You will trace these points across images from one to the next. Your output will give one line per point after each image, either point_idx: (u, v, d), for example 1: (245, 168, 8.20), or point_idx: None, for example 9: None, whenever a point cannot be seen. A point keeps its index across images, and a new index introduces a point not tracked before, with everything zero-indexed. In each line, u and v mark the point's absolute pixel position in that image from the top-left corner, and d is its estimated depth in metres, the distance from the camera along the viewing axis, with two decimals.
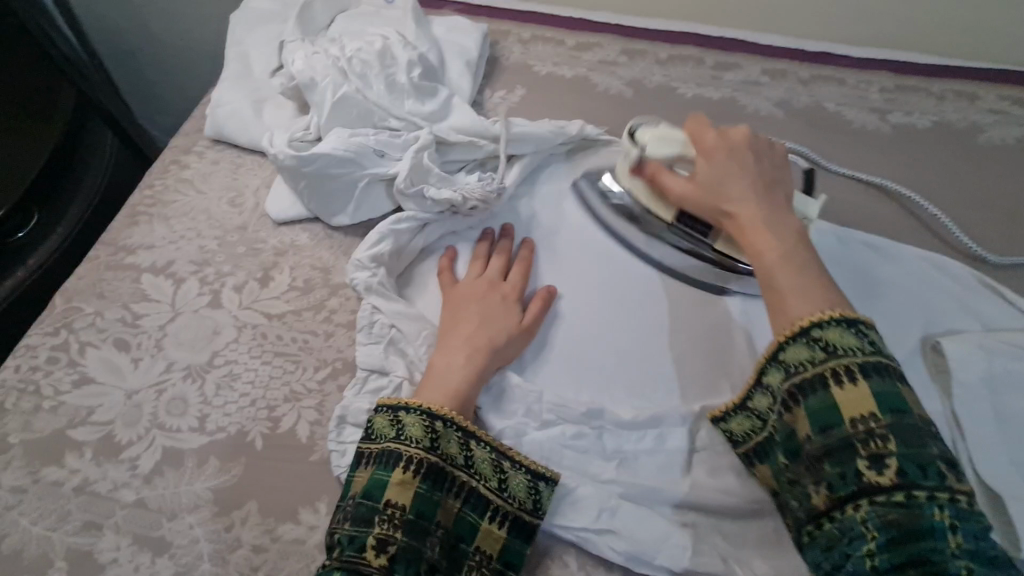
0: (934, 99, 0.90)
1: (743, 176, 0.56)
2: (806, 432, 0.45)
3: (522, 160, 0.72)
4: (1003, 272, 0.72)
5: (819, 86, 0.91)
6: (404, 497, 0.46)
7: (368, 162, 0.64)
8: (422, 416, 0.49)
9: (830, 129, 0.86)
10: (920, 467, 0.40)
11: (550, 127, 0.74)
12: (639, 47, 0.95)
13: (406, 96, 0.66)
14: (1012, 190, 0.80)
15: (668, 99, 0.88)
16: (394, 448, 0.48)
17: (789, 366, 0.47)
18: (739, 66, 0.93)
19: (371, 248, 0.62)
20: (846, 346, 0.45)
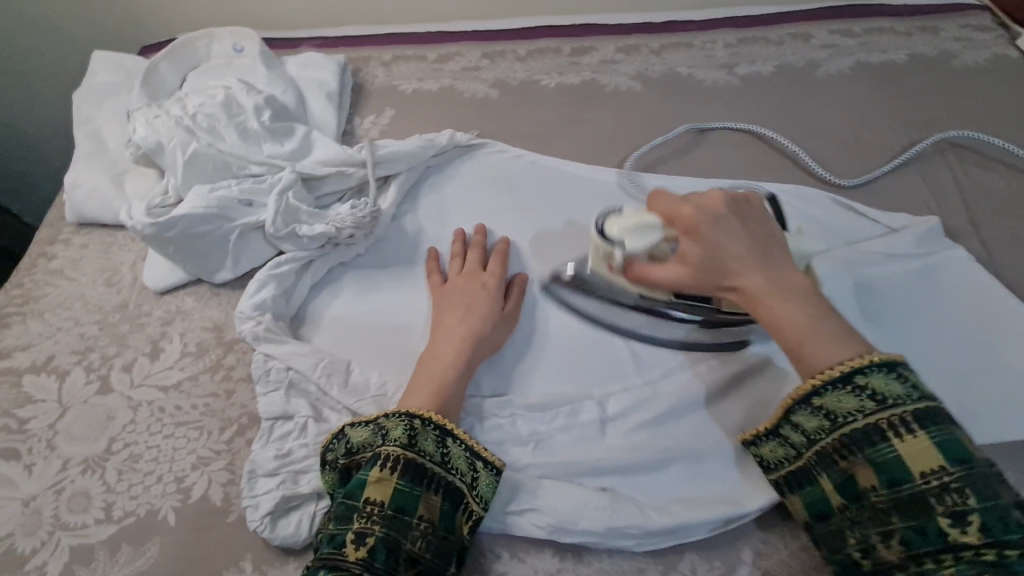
0: (775, 45, 0.97)
1: (737, 242, 0.54)
2: (872, 485, 0.45)
3: (399, 178, 0.74)
4: (857, 190, 0.78)
5: (670, 53, 0.97)
6: (383, 492, 0.47)
7: (234, 214, 0.65)
8: (401, 419, 0.50)
9: (685, 90, 0.91)
10: (1000, 519, 0.40)
11: (419, 141, 0.76)
12: (498, 48, 0.98)
13: (261, 140, 0.70)
14: (852, 114, 0.87)
15: (534, 93, 0.91)
16: (376, 450, 0.49)
17: (836, 415, 0.48)
18: (594, 48, 0.98)
19: (253, 297, 0.63)
20: (895, 396, 0.45)
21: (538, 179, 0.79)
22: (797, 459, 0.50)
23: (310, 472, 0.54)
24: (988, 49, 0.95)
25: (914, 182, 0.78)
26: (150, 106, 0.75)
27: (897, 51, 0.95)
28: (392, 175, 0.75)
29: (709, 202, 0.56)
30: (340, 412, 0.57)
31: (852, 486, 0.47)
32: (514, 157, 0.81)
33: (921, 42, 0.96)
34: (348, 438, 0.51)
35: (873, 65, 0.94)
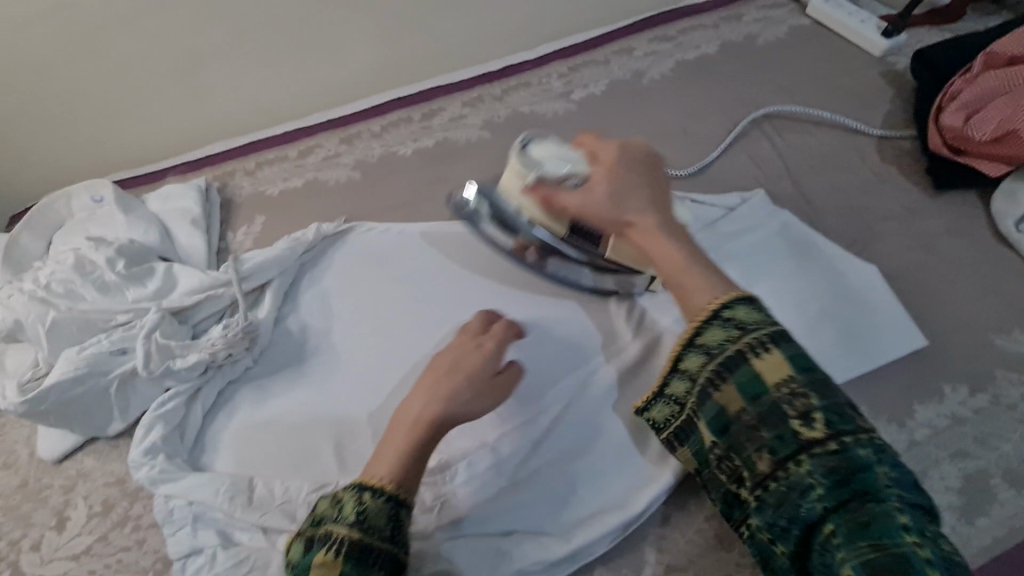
0: (604, 63, 1.05)
1: (644, 184, 0.59)
2: (738, 405, 0.48)
3: (272, 284, 0.76)
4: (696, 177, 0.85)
5: (512, 95, 1.03)
6: (336, 572, 0.47)
7: (108, 366, 0.65)
8: (355, 493, 0.51)
9: (530, 128, 0.98)
10: (840, 415, 0.45)
11: (285, 244, 0.79)
12: (353, 131, 1.02)
13: (123, 289, 0.70)
14: (681, 112, 0.95)
15: (393, 165, 0.96)
16: (328, 529, 0.50)
17: (710, 347, 0.51)
18: (443, 108, 1.03)
19: (143, 442, 0.64)
20: (755, 321, 0.50)
21: (410, 246, 0.82)
22: (684, 415, 0.54)
23: None
24: (785, 22, 1.05)
25: (744, 161, 0.85)
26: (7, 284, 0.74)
27: (710, 42, 1.04)
28: (265, 283, 0.77)
29: (596, 181, 0.60)
30: (250, 530, 0.59)
31: (722, 414, 0.50)
32: (385, 232, 0.84)
33: (728, 29, 1.05)
34: (317, 509, 0.52)
35: (691, 60, 1.02)
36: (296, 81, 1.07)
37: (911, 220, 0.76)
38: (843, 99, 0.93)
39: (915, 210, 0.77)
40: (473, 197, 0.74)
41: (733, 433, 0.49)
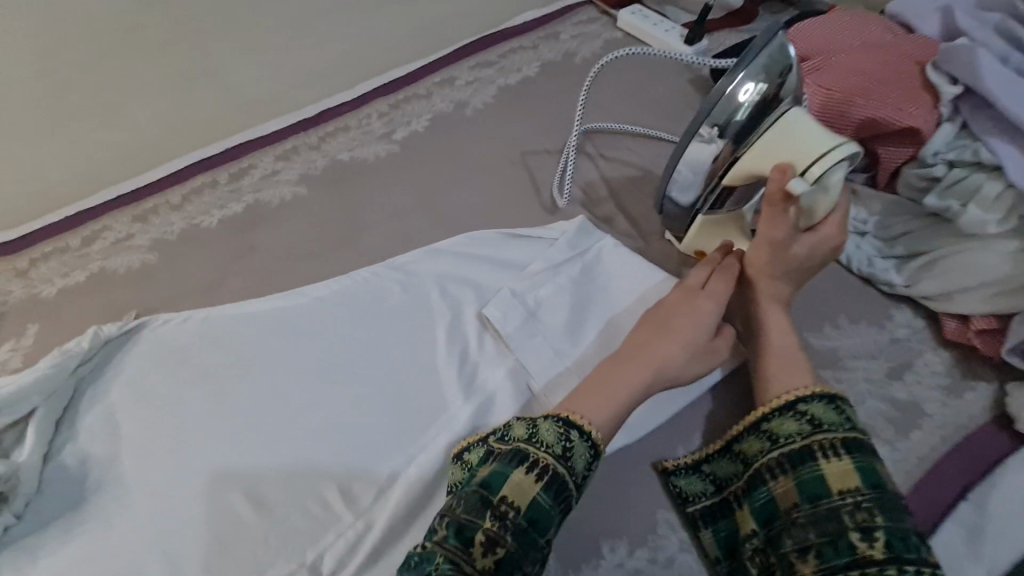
0: (428, 98, 1.01)
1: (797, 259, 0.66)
2: (795, 501, 0.53)
3: (35, 414, 0.63)
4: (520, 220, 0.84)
5: (332, 142, 0.96)
6: (521, 497, 0.51)
7: None
8: (557, 423, 0.56)
9: (349, 178, 0.91)
10: (902, 540, 0.48)
11: (48, 361, 0.66)
12: (149, 204, 0.89)
13: None
14: (503, 145, 0.94)
15: (199, 239, 0.85)
16: (524, 449, 0.54)
17: (779, 435, 0.57)
18: (254, 165, 0.93)
19: None
20: (830, 421, 0.55)
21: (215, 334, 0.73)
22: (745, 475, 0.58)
23: None
24: (599, 36, 1.09)
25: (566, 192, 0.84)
26: None
27: (529, 66, 1.05)
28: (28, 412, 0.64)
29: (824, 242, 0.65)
30: None
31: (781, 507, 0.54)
32: (183, 322, 0.74)
33: (544, 51, 1.07)
34: (536, 428, 0.56)
35: (513, 88, 1.02)
36: (78, 153, 0.93)
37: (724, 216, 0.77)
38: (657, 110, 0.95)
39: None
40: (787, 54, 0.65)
41: (786, 527, 0.52)
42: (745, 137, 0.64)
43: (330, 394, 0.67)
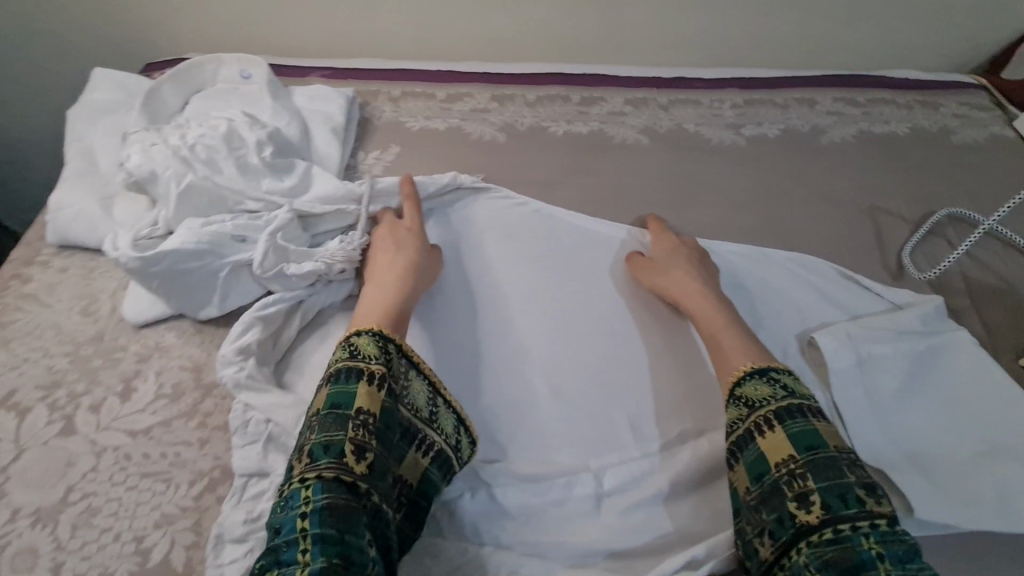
0: (658, 109, 0.97)
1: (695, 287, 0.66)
2: (789, 454, 0.50)
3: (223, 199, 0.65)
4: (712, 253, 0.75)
5: (545, 106, 0.96)
6: (375, 406, 0.49)
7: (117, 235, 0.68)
8: (375, 338, 0.54)
9: (545, 146, 0.90)
10: (839, 497, 0.46)
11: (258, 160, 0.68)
12: (372, 88, 0.95)
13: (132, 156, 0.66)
14: (710, 180, 0.87)
15: (395, 135, 0.89)
16: (360, 364, 0.51)
17: (750, 400, 0.54)
18: (469, 95, 0.97)
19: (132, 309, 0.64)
20: (760, 398, 0.53)
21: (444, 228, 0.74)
22: (746, 421, 0.53)
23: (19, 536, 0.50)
24: (857, 124, 0.97)
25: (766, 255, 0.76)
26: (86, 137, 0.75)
27: (772, 125, 0.96)
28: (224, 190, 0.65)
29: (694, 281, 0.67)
30: (75, 476, 0.54)
31: (760, 461, 0.50)
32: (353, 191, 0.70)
33: (795, 115, 0.97)
34: (359, 346, 0.53)
35: (745, 135, 0.94)
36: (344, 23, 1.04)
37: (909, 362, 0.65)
38: (896, 227, 0.81)
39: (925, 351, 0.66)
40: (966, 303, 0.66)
41: (769, 497, 0.49)
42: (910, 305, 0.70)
43: (523, 333, 0.66)
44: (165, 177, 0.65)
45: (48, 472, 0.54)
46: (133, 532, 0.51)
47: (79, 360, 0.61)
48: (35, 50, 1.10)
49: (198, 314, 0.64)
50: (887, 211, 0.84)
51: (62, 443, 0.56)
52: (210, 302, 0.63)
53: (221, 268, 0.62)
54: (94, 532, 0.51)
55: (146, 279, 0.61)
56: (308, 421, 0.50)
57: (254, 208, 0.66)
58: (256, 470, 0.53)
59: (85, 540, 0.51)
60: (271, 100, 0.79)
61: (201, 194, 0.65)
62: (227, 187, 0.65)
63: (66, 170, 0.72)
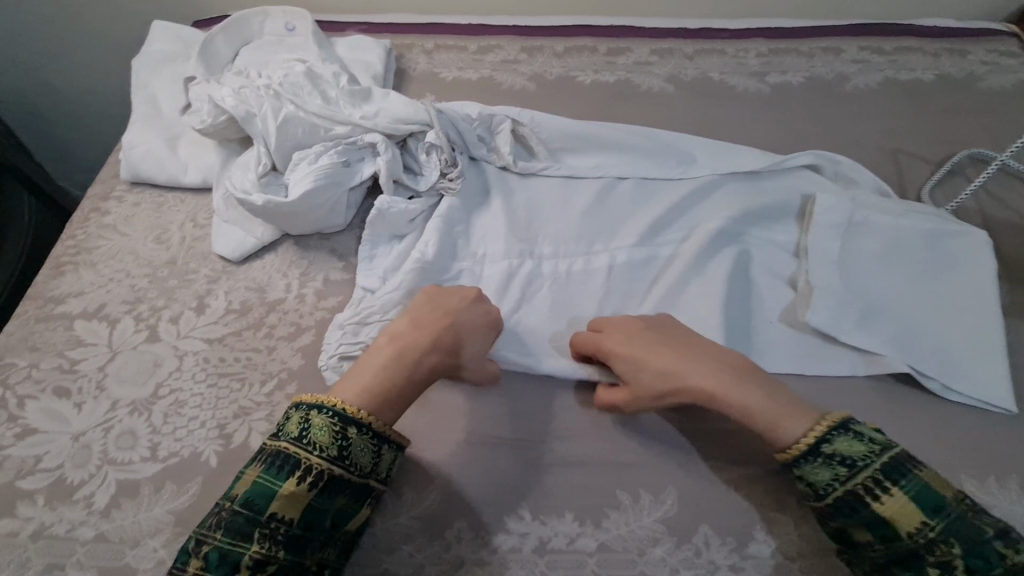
0: (684, 58, 0.99)
1: (699, 380, 0.54)
2: (918, 518, 0.46)
3: (314, 130, 0.68)
4: (737, 155, 0.80)
5: (572, 57, 0.99)
6: (293, 510, 0.47)
7: (187, 174, 0.75)
8: (331, 419, 0.50)
9: (574, 94, 0.93)
10: (981, 557, 0.44)
11: (338, 90, 0.71)
12: (406, 42, 1.00)
13: (219, 95, 0.69)
14: (733, 125, 0.90)
15: (430, 85, 0.93)
16: (289, 450, 0.49)
17: (848, 458, 0.49)
18: (500, 47, 1.00)
19: (234, 246, 0.70)
20: (860, 456, 0.49)
21: (533, 131, 0.80)
22: (853, 484, 0.48)
23: (118, 422, 0.58)
24: (882, 71, 0.98)
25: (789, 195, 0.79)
26: (148, 83, 0.82)
27: (797, 73, 0.97)
28: (310, 124, 0.67)
29: (705, 371, 0.54)
30: (160, 375, 0.61)
31: (879, 524, 0.47)
32: (402, 107, 0.72)
33: (820, 64, 0.99)
34: (309, 426, 0.50)
35: (770, 83, 0.96)
36: None
37: (909, 239, 0.70)
38: (918, 167, 0.84)
39: (931, 234, 0.70)
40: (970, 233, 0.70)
41: (898, 560, 0.47)
42: (920, 215, 0.71)
43: (602, 210, 0.76)
44: (262, 114, 0.67)
45: (139, 371, 0.62)
46: (215, 421, 0.59)
47: (157, 281, 0.69)
48: (82, 11, 1.14)
49: (330, 230, 0.72)
50: (909, 153, 0.86)
51: (149, 348, 0.63)
52: (340, 221, 0.71)
53: (340, 197, 0.68)
54: (182, 419, 0.59)
55: (275, 216, 0.66)
56: (220, 506, 0.48)
57: (344, 133, 0.69)
58: (338, 355, 0.61)
59: (175, 426, 0.58)
60: (316, 47, 0.84)
61: (295, 125, 0.67)
62: (319, 117, 0.68)
63: (135, 115, 0.79)
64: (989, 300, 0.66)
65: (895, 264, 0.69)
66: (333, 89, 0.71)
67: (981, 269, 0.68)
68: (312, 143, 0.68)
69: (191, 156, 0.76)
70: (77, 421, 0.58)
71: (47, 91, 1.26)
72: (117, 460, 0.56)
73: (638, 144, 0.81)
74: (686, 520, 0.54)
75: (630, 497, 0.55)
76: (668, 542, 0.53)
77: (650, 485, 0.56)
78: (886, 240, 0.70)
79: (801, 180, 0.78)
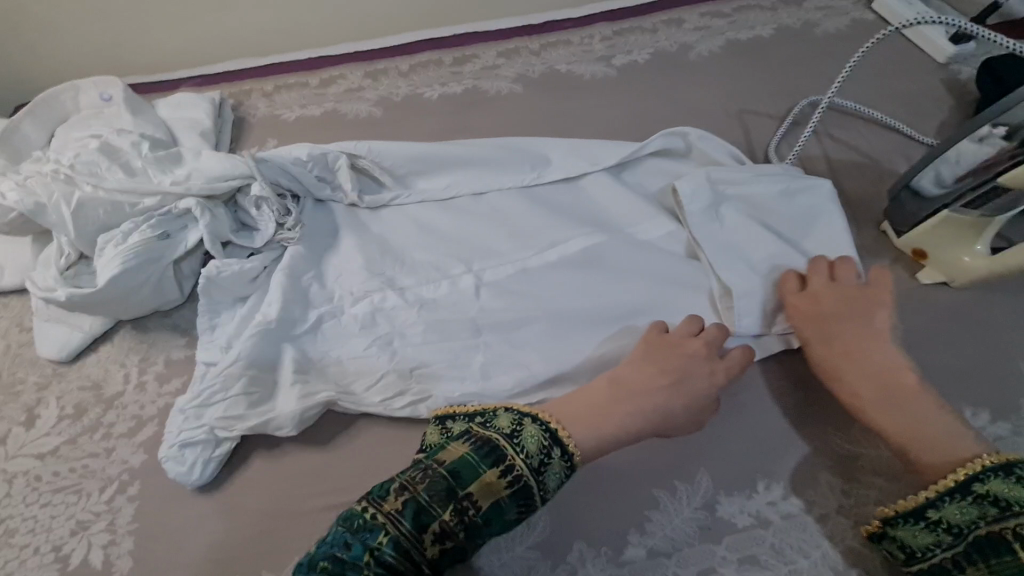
0: (531, 55, 0.98)
1: (870, 372, 0.57)
2: None
3: (118, 208, 0.63)
4: (581, 150, 0.79)
5: (418, 74, 0.97)
6: (487, 500, 0.47)
7: (3, 276, 0.70)
8: (543, 429, 0.51)
9: (422, 111, 0.91)
10: None
11: (143, 160, 0.66)
12: (242, 88, 0.95)
13: (3, 188, 0.63)
14: (584, 115, 0.89)
15: (272, 129, 0.90)
16: (493, 437, 0.50)
17: (1002, 502, 0.46)
18: (343, 76, 0.97)
19: (56, 344, 0.65)
20: (1020, 502, 0.45)
21: (373, 162, 0.77)
22: (998, 530, 0.45)
23: None
24: (724, 34, 0.99)
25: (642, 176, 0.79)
26: None
27: (642, 50, 0.98)
28: (114, 203, 0.63)
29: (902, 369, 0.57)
30: None
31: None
32: (219, 163, 0.68)
33: (663, 37, 0.99)
34: (522, 429, 0.51)
35: (616, 65, 0.96)
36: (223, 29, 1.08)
37: (762, 204, 0.71)
38: (764, 124, 0.85)
39: (782, 194, 0.71)
40: (821, 187, 0.71)
41: None
42: (772, 174, 0.72)
43: (463, 232, 0.75)
44: (53, 201, 0.61)
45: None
46: (51, 544, 0.54)
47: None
48: None
49: (162, 307, 0.67)
50: (755, 112, 0.87)
51: None
52: (169, 296, 0.67)
53: (162, 273, 0.64)
54: (13, 551, 0.54)
55: (89, 308, 0.62)
56: (425, 463, 0.48)
57: (153, 205, 0.64)
58: (178, 443, 0.56)
59: (5, 560, 0.53)
60: (131, 115, 0.79)
61: (94, 207, 0.62)
62: (121, 193, 0.63)
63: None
64: (843, 250, 0.67)
65: (755, 228, 0.69)
66: (136, 159, 0.66)
67: (832, 220, 0.69)
68: (119, 222, 0.64)
69: (4, 256, 0.70)
70: None
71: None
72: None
73: (484, 157, 0.79)
74: (559, 539, 0.52)
75: None
76: (543, 568, 0.51)
77: None
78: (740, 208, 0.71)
79: (652, 168, 0.79)
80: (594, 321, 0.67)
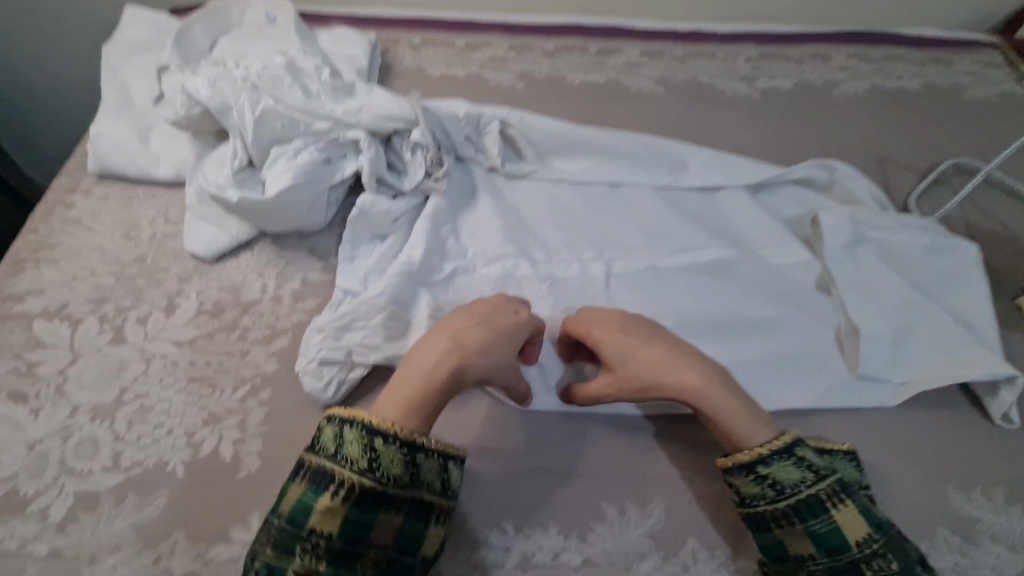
0: (675, 61, 0.99)
1: (663, 368, 0.54)
2: (863, 533, 0.48)
3: (293, 124, 0.65)
4: (725, 160, 0.79)
5: (562, 57, 0.98)
6: (331, 524, 0.46)
7: (160, 167, 0.72)
8: (360, 433, 0.48)
9: (564, 94, 0.92)
10: None
11: (321, 85, 0.69)
12: (391, 36, 0.97)
13: (196, 89, 0.67)
14: (724, 130, 0.89)
15: (416, 81, 0.91)
16: (315, 466, 0.48)
17: (812, 464, 0.50)
18: (489, 44, 0.98)
19: (205, 242, 0.67)
20: (825, 467, 0.50)
21: (521, 132, 0.78)
22: (818, 483, 0.49)
23: (80, 428, 0.55)
24: (871, 79, 0.98)
25: (782, 200, 0.78)
26: (120, 71, 0.78)
27: (786, 78, 0.97)
28: (291, 119, 0.65)
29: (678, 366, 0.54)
30: (125, 379, 0.58)
31: (833, 533, 0.48)
32: (388, 102, 0.69)
33: (809, 70, 0.99)
34: (341, 442, 0.48)
35: (760, 88, 0.95)
36: None
37: (905, 253, 0.70)
38: (904, 176, 0.84)
39: (926, 249, 0.70)
40: (965, 251, 0.70)
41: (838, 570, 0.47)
42: (915, 226, 0.71)
43: (596, 216, 0.75)
44: (240, 106, 0.65)
45: (103, 375, 0.58)
46: (184, 428, 0.56)
47: (125, 279, 0.65)
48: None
49: (309, 230, 0.69)
50: (897, 161, 0.86)
51: (115, 350, 0.60)
52: (320, 221, 0.68)
53: (321, 195, 0.66)
54: (149, 427, 0.56)
55: (250, 214, 0.64)
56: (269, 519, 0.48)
57: (324, 129, 0.66)
58: (318, 359, 0.58)
59: (140, 433, 0.55)
60: (299, 38, 0.80)
61: (274, 118, 0.65)
62: (299, 111, 0.66)
63: (105, 105, 0.75)
64: (982, 316, 0.66)
65: (897, 274, 0.67)
66: (314, 84, 0.69)
67: (975, 284, 0.68)
68: (291, 139, 0.66)
69: (166, 150, 0.73)
70: (33, 428, 0.55)
71: (13, 77, 1.20)
72: (76, 471, 0.53)
73: (629, 148, 0.79)
74: (673, 534, 0.53)
75: (617, 510, 0.53)
76: (655, 557, 0.52)
77: (637, 497, 0.54)
78: (880, 252, 0.69)
79: (793, 194, 0.78)
80: (723, 331, 0.65)
